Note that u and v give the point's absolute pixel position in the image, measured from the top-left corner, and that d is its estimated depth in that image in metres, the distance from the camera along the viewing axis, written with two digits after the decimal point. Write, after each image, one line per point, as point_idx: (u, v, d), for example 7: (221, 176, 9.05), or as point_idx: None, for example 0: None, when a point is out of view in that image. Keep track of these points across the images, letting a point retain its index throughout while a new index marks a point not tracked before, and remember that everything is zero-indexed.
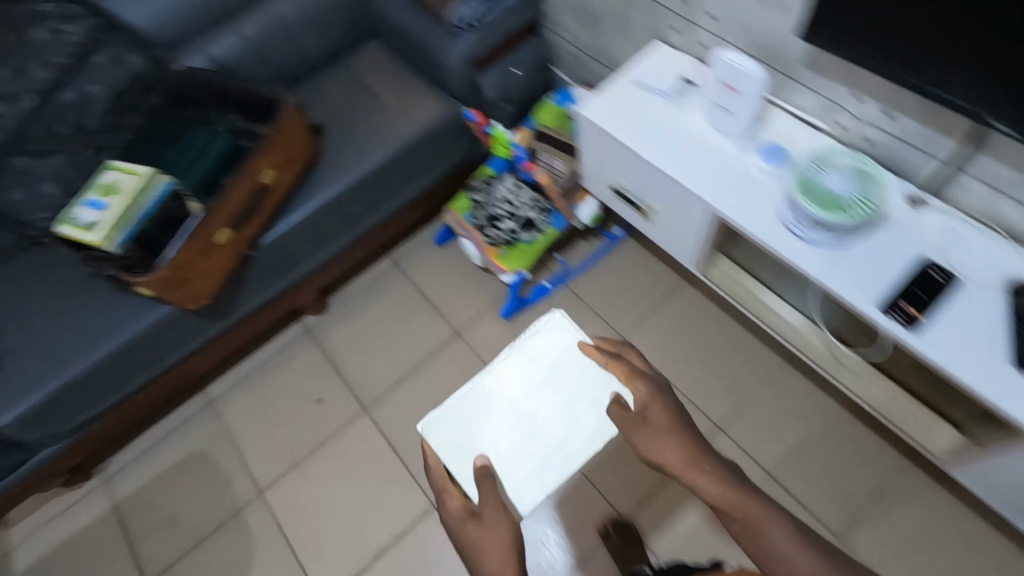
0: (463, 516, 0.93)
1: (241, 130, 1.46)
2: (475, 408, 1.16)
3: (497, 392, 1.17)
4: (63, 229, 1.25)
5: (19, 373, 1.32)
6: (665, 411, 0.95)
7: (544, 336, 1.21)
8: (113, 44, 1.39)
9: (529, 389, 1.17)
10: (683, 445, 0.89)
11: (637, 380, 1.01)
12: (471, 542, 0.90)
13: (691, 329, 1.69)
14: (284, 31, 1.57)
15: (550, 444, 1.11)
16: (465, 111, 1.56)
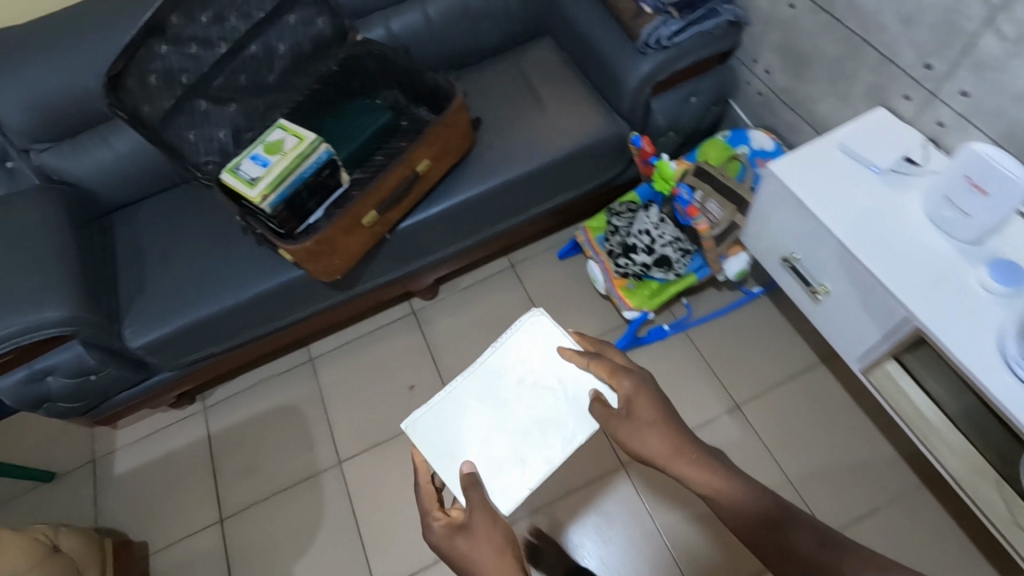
0: (453, 527, 0.93)
1: (401, 111, 1.51)
2: (456, 407, 1.06)
3: (481, 388, 1.07)
4: (229, 177, 1.29)
5: (157, 300, 1.40)
6: (648, 402, 0.93)
7: (529, 333, 1.08)
8: (307, 5, 1.38)
9: (510, 390, 1.06)
10: (662, 431, 0.91)
11: (620, 373, 0.96)
12: (460, 554, 0.91)
13: (816, 417, 1.53)
14: (465, 16, 1.53)
15: (530, 446, 1.01)
16: (633, 135, 1.45)
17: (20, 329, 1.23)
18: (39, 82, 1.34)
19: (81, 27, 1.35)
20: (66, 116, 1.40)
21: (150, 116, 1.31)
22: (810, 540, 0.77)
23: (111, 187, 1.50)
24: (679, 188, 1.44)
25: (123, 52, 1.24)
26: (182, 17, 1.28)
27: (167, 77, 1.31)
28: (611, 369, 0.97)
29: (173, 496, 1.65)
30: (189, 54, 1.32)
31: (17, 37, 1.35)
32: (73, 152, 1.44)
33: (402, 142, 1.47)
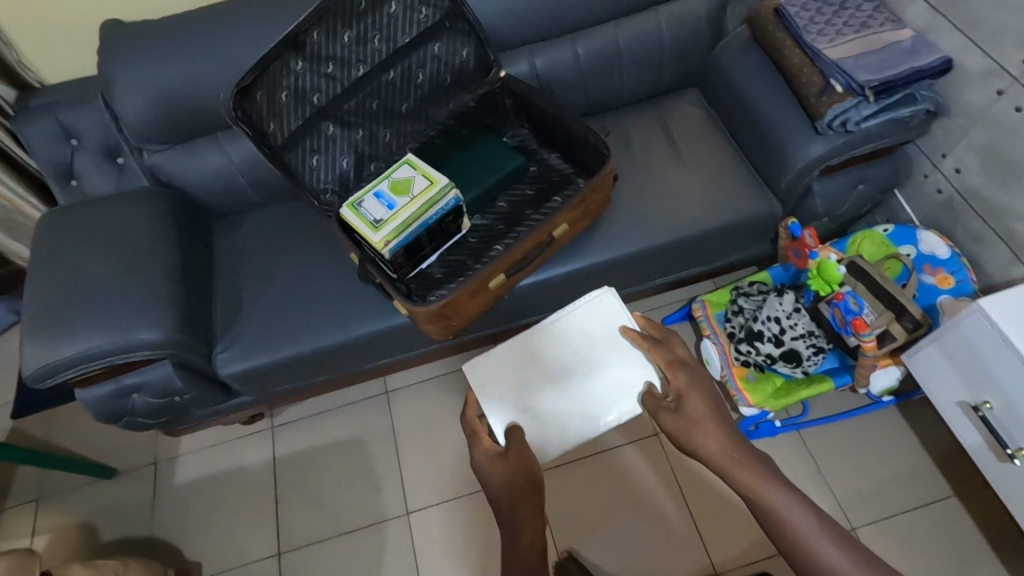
0: (497, 453, 1.05)
1: (529, 154, 1.39)
2: (513, 358, 1.25)
3: (542, 351, 1.26)
4: (350, 215, 1.20)
5: (257, 327, 1.32)
6: (702, 403, 0.95)
7: (589, 309, 1.27)
8: (454, 35, 1.26)
9: (562, 356, 1.24)
10: (702, 419, 0.94)
11: (677, 366, 1.03)
12: (492, 477, 1.01)
13: (945, 559, 1.36)
14: (617, 60, 1.39)
15: (571, 404, 1.20)
16: (792, 223, 1.30)
17: (116, 350, 1.16)
18: (167, 85, 1.26)
19: (217, 31, 1.26)
20: (187, 121, 1.32)
21: (274, 135, 1.21)
22: (844, 561, 0.77)
23: (218, 195, 1.42)
24: (845, 294, 1.26)
25: (256, 63, 1.13)
26: (322, 34, 1.16)
27: (297, 96, 1.20)
28: (670, 366, 1.04)
29: (233, 515, 1.59)
30: (325, 74, 1.21)
31: (150, 33, 1.26)
32: (186, 157, 1.36)
33: (528, 189, 1.35)
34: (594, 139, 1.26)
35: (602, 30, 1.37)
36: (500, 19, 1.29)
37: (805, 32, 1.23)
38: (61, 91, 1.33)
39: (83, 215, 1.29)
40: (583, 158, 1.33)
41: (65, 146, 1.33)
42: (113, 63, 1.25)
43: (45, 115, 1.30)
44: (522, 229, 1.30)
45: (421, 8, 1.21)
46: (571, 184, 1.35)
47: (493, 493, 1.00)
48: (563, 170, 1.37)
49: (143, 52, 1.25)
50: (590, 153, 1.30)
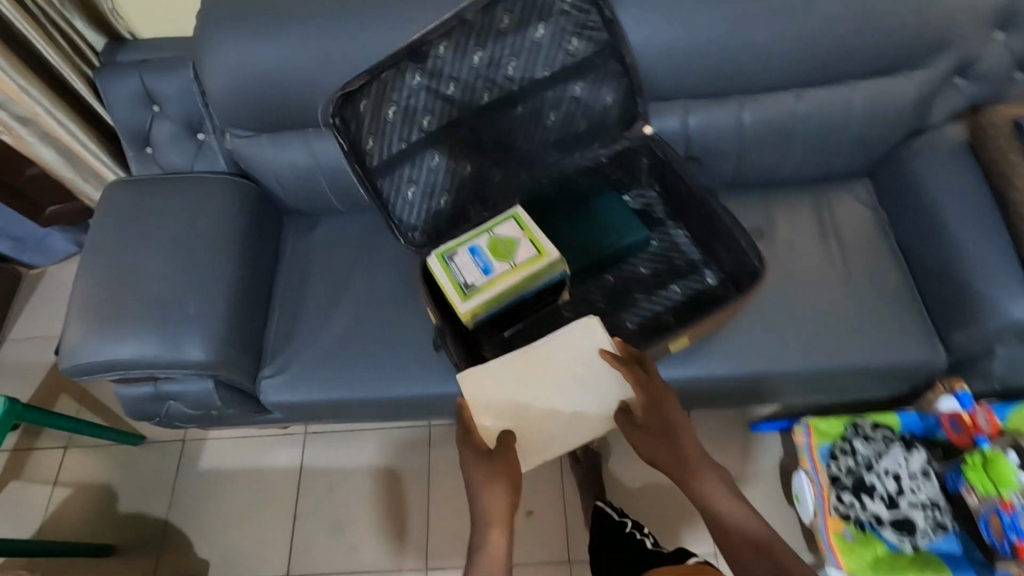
0: (485, 451, 0.95)
1: (653, 224, 1.16)
2: (508, 383, 0.96)
3: (526, 370, 0.97)
4: (437, 267, 1.02)
5: (310, 357, 1.18)
6: (666, 414, 0.95)
7: (588, 336, 0.97)
8: (603, 77, 1.04)
9: (561, 383, 0.98)
10: (665, 434, 0.94)
11: (650, 382, 0.95)
12: (477, 476, 0.93)
13: None
14: (787, 136, 1.14)
15: (561, 424, 1.00)
16: (963, 391, 1.12)
17: (159, 363, 1.06)
18: (264, 70, 1.10)
19: (332, 19, 1.08)
20: (278, 111, 1.15)
21: (371, 155, 1.04)
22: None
23: (296, 195, 1.27)
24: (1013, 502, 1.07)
25: (369, 68, 0.98)
26: (450, 49, 0.99)
27: (407, 115, 1.03)
28: (640, 385, 0.95)
29: (250, 520, 1.51)
30: (443, 96, 1.03)
31: (259, 8, 1.10)
32: (271, 149, 1.20)
33: (643, 269, 1.14)
34: (742, 238, 1.03)
35: (783, 98, 1.11)
36: (667, 68, 1.06)
37: None
38: (154, 49, 1.20)
39: (152, 197, 1.18)
40: (718, 249, 1.11)
41: (146, 111, 1.20)
42: (213, 35, 1.10)
43: (132, 74, 1.17)
44: (628, 319, 1.10)
45: (572, 39, 1.01)
46: (695, 274, 1.13)
47: (472, 492, 0.93)
48: (690, 255, 1.14)
49: (247, 28, 1.09)
50: (729, 246, 1.08)
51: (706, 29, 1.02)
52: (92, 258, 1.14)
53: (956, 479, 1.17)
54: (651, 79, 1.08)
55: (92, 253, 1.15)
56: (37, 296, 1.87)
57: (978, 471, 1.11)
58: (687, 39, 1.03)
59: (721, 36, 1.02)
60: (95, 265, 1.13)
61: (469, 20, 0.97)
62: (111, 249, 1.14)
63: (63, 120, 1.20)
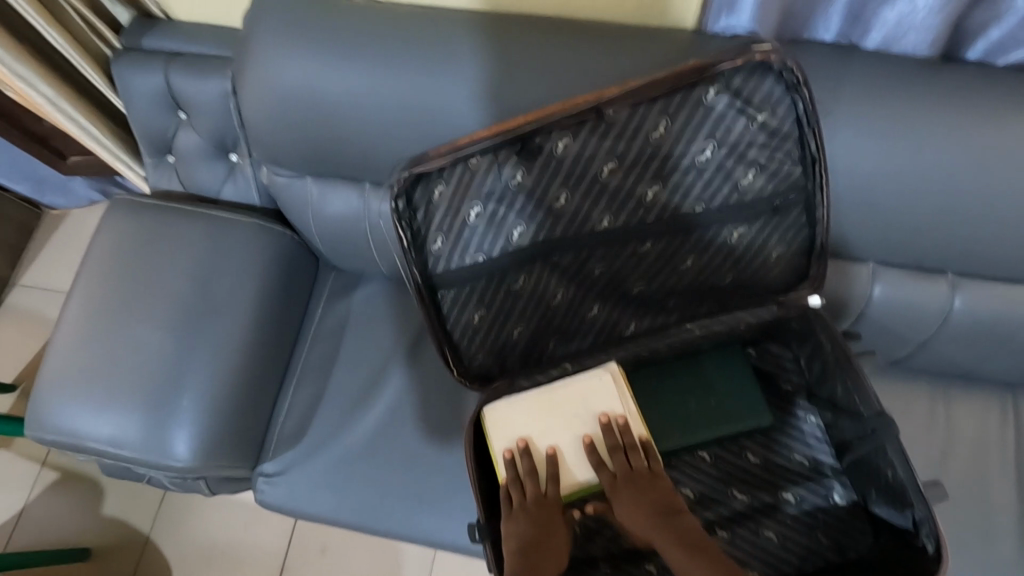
0: (557, 503, 0.72)
1: (776, 400, 0.89)
2: (519, 424, 0.76)
3: (545, 417, 0.76)
4: (496, 420, 0.76)
5: (322, 461, 0.98)
6: (632, 476, 0.71)
7: (606, 391, 0.76)
8: (775, 226, 0.75)
9: (574, 433, 0.75)
10: (643, 505, 0.70)
11: (616, 463, 0.72)
12: (545, 525, 0.70)
13: None
14: (1000, 333, 0.83)
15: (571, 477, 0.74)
16: None
17: (133, 454, 0.88)
18: (315, 109, 0.81)
19: (417, 62, 0.77)
20: (329, 159, 0.88)
21: (435, 260, 0.76)
22: None
23: (337, 249, 1.02)
24: None
25: (454, 145, 0.68)
26: (573, 146, 0.68)
27: (493, 221, 0.74)
28: (613, 451, 0.72)
29: (234, 560, 1.37)
30: (548, 206, 0.73)
31: (320, 18, 0.79)
32: (317, 198, 0.95)
33: (749, 457, 0.88)
34: (918, 503, 0.70)
35: (1016, 290, 0.80)
36: (866, 224, 0.78)
37: None
38: (188, 39, 0.93)
39: (163, 232, 0.96)
40: (863, 476, 0.80)
41: (172, 114, 0.96)
42: (256, 50, 0.80)
43: (158, 70, 0.91)
44: (717, 524, 0.85)
45: (748, 171, 0.71)
46: (819, 485, 0.85)
47: (522, 524, 0.70)
48: (817, 455, 0.87)
49: (299, 49, 0.79)
50: (879, 483, 0.77)
51: (946, 192, 0.72)
52: (82, 296, 0.94)
53: None
54: (838, 232, 0.80)
55: (82, 290, 0.94)
56: (51, 244, 1.69)
57: None
58: (912, 197, 0.73)
59: (965, 205, 0.72)
60: (82, 307, 0.93)
61: (612, 114, 0.66)
62: (104, 289, 0.93)
63: (67, 109, 0.97)
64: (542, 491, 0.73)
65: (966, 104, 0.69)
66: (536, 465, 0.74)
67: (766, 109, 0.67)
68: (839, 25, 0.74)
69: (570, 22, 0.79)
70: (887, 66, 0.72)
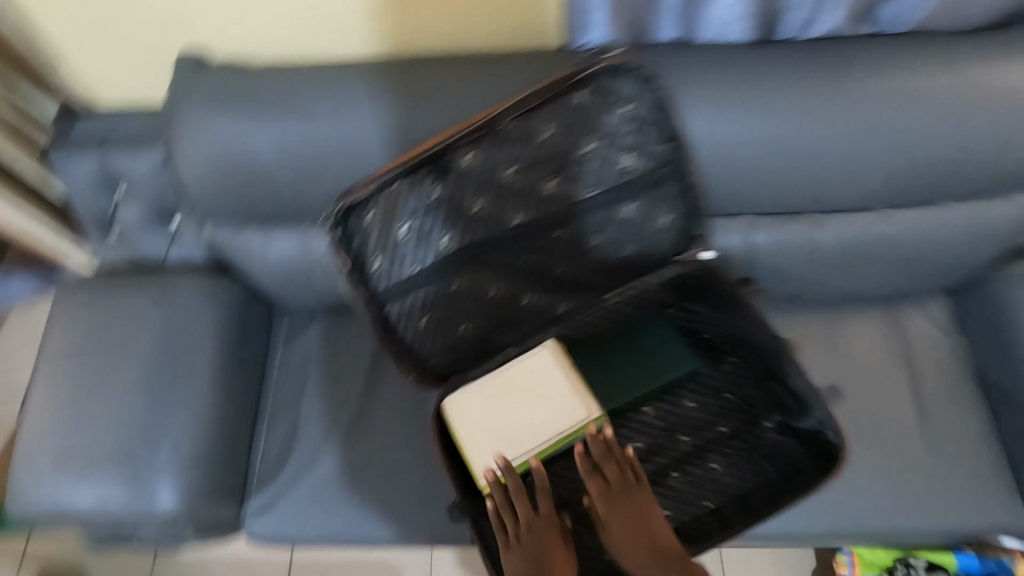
0: (542, 517, 0.79)
1: (701, 351, 0.98)
2: (476, 407, 0.86)
3: (498, 397, 0.87)
4: (454, 410, 0.86)
5: (306, 489, 1.04)
6: (621, 489, 0.80)
7: (547, 364, 0.88)
8: (660, 199, 0.88)
9: (525, 405, 0.86)
10: (630, 517, 0.78)
11: (606, 471, 0.81)
12: (542, 541, 0.77)
13: None
14: (863, 257, 0.99)
15: (527, 441, 0.85)
16: None
17: (120, 512, 0.92)
18: (247, 164, 0.90)
19: (331, 109, 0.88)
20: (266, 207, 0.97)
21: (377, 277, 0.85)
22: None
23: (285, 290, 1.08)
24: None
25: (375, 178, 0.79)
26: (477, 158, 0.80)
27: (422, 235, 0.84)
28: (603, 462, 0.81)
29: None
30: (467, 214, 0.84)
31: (240, 85, 0.89)
32: (260, 245, 1.01)
33: (686, 403, 0.97)
34: (819, 405, 0.87)
35: (867, 219, 0.96)
36: (735, 186, 0.92)
37: None
38: (121, 122, 1.02)
39: (118, 300, 1.02)
40: (780, 396, 0.93)
41: (113, 190, 1.05)
42: (184, 120, 0.89)
43: (96, 152, 1.00)
44: (670, 466, 0.93)
45: (626, 155, 0.84)
46: (752, 420, 0.94)
47: (515, 547, 0.77)
48: (745, 390, 0.96)
49: (225, 114, 0.88)
50: (789, 395, 0.92)
51: (787, 148, 0.87)
52: (48, 375, 0.98)
53: None
54: (717, 195, 0.94)
55: (47, 368, 0.99)
56: None
57: None
58: (763, 155, 0.88)
59: (806, 156, 0.87)
60: (49, 384, 0.97)
61: (504, 126, 0.78)
62: (69, 363, 0.98)
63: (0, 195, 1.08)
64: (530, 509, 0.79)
65: (786, 76, 0.85)
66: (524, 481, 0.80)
67: (629, 102, 0.81)
68: (676, 27, 0.89)
69: (459, 56, 0.92)
70: (721, 54, 0.87)
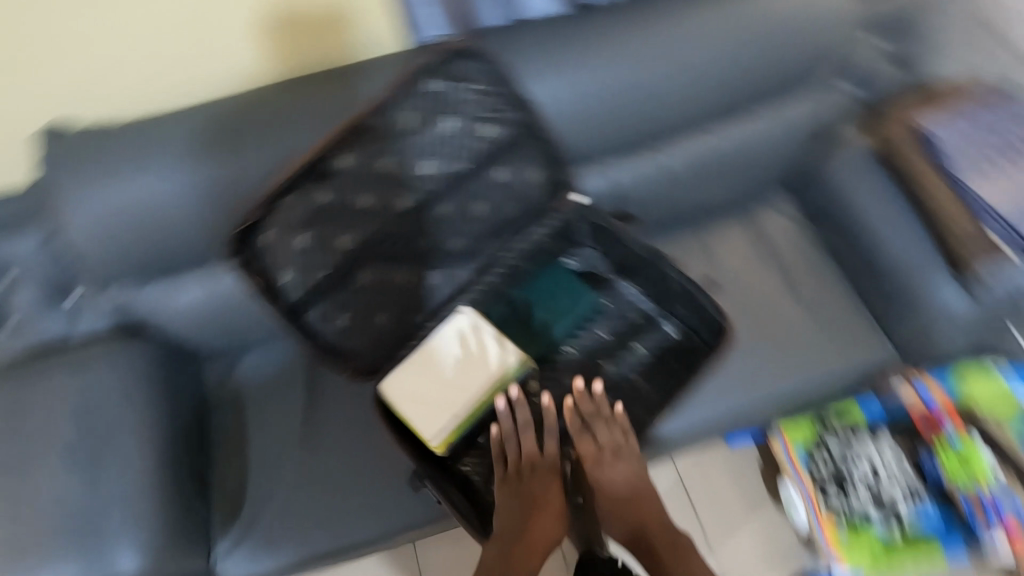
0: (541, 459, 0.98)
1: (597, 285, 1.12)
2: (412, 381, 0.94)
3: (430, 368, 0.95)
4: (392, 390, 0.93)
5: (271, 515, 1.05)
6: (610, 445, 1.00)
7: (467, 329, 0.99)
8: (524, 158, 0.99)
9: (455, 369, 0.97)
10: (614, 466, 1.00)
11: (598, 430, 1.00)
12: (541, 478, 0.96)
13: None
14: (709, 171, 1.14)
15: (463, 399, 0.96)
16: (927, 393, 1.20)
17: None
18: (135, 214, 0.93)
19: (206, 144, 0.94)
20: (165, 254, 0.99)
21: (287, 289, 0.90)
22: None
23: (205, 335, 1.10)
24: (992, 492, 1.14)
25: (262, 199, 0.83)
26: (354, 158, 0.87)
27: (320, 238, 0.90)
28: (597, 420, 1.00)
29: None
30: (356, 210, 0.91)
31: (110, 143, 0.93)
32: (166, 296, 1.04)
33: (597, 331, 1.10)
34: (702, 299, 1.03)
35: (701, 137, 1.12)
36: (585, 134, 1.05)
37: (952, 163, 1.04)
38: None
39: (27, 384, 0.99)
40: (672, 302, 1.08)
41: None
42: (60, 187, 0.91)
43: None
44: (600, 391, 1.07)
45: (483, 124, 0.94)
46: (653, 327, 1.10)
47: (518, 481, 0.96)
48: (642, 306, 1.11)
49: (102, 172, 0.91)
50: (678, 298, 1.07)
51: (616, 91, 1.01)
52: None
53: (933, 468, 1.20)
54: (574, 146, 1.07)
55: None
56: None
57: (957, 465, 1.17)
58: (599, 101, 1.02)
59: (633, 94, 1.02)
60: None
61: (371, 123, 0.86)
62: None
63: None
64: (529, 451, 0.97)
65: (598, 33, 1.00)
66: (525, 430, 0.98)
67: (474, 78, 0.90)
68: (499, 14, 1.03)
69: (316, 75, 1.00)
70: (541, 26, 1.01)
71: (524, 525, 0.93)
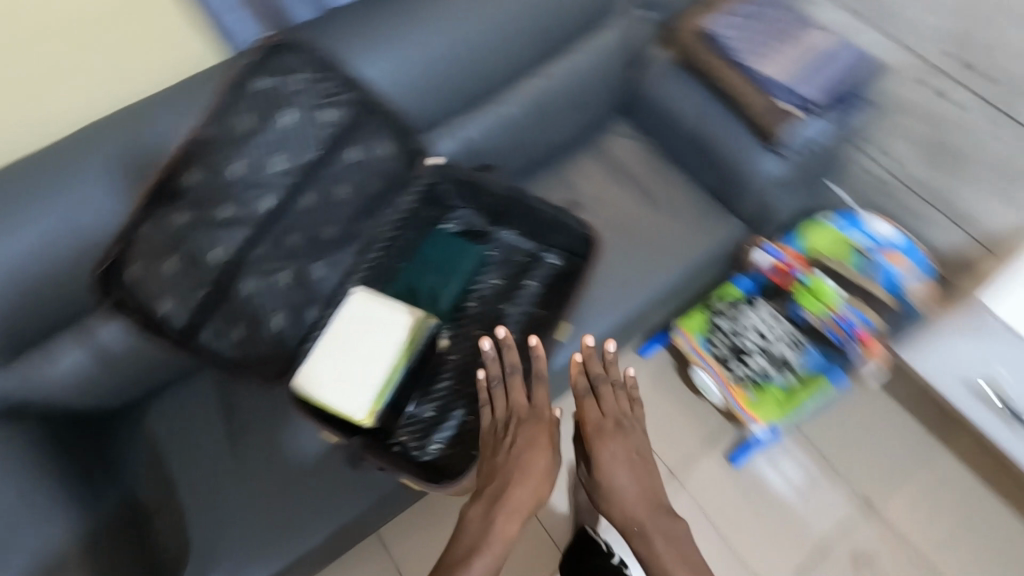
0: (534, 413, 0.95)
1: (480, 238, 1.20)
2: (322, 367, 0.97)
3: (336, 350, 0.98)
4: (305, 382, 0.96)
5: (217, 548, 1.00)
6: (617, 413, 0.96)
7: (365, 302, 1.01)
8: (370, 133, 1.03)
9: (360, 343, 0.99)
10: (619, 434, 0.93)
11: (605, 393, 0.98)
12: (529, 431, 0.92)
13: (960, 507, 1.35)
14: (548, 109, 1.24)
15: (373, 368, 0.97)
16: (771, 249, 1.30)
17: None
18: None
19: (40, 194, 0.90)
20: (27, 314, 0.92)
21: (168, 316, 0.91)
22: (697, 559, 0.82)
23: (98, 394, 1.05)
24: (846, 311, 1.29)
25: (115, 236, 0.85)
26: (196, 172, 0.88)
27: (188, 256, 0.90)
28: (604, 383, 0.99)
29: None
30: (217, 220, 0.92)
31: None
32: (39, 362, 0.97)
33: (490, 279, 1.17)
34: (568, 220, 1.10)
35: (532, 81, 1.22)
36: (423, 100, 1.11)
37: (739, 50, 1.21)
38: None
39: None
40: (547, 234, 1.16)
41: None
42: None
43: None
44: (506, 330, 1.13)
45: (319, 109, 0.96)
46: (538, 262, 1.19)
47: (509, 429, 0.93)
48: (524, 247, 1.20)
49: None
50: (549, 228, 1.15)
51: (438, 53, 1.08)
52: None
53: (795, 310, 1.36)
54: (418, 115, 1.13)
55: None
56: None
57: (812, 300, 1.33)
58: (427, 66, 1.08)
59: (456, 53, 1.10)
60: None
61: (204, 134, 0.87)
62: None
63: None
64: (522, 407, 0.95)
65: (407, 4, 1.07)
66: (517, 385, 0.98)
67: (297, 68, 0.93)
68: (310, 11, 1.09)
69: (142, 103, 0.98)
70: (354, 10, 1.06)
71: (502, 477, 0.86)
